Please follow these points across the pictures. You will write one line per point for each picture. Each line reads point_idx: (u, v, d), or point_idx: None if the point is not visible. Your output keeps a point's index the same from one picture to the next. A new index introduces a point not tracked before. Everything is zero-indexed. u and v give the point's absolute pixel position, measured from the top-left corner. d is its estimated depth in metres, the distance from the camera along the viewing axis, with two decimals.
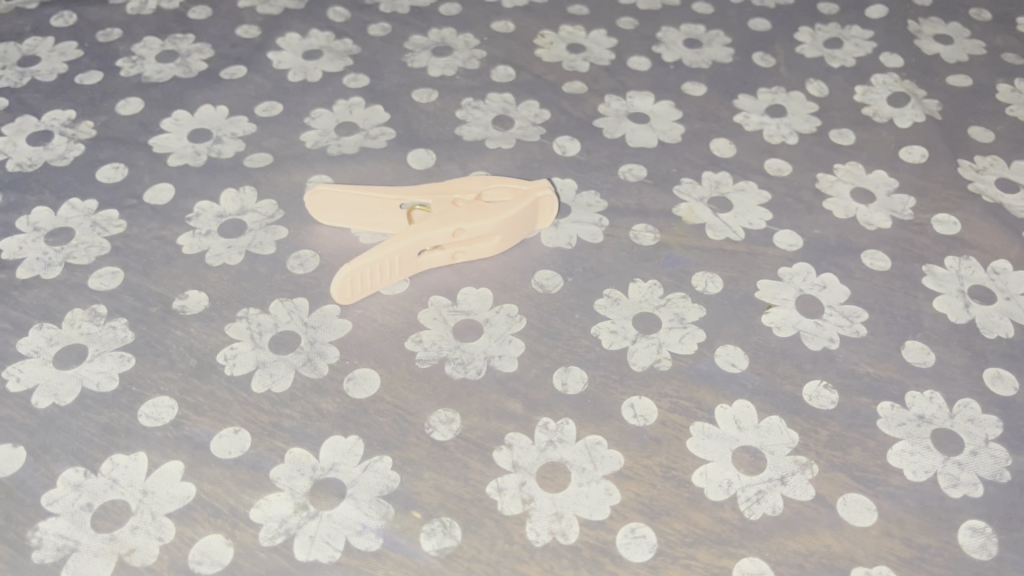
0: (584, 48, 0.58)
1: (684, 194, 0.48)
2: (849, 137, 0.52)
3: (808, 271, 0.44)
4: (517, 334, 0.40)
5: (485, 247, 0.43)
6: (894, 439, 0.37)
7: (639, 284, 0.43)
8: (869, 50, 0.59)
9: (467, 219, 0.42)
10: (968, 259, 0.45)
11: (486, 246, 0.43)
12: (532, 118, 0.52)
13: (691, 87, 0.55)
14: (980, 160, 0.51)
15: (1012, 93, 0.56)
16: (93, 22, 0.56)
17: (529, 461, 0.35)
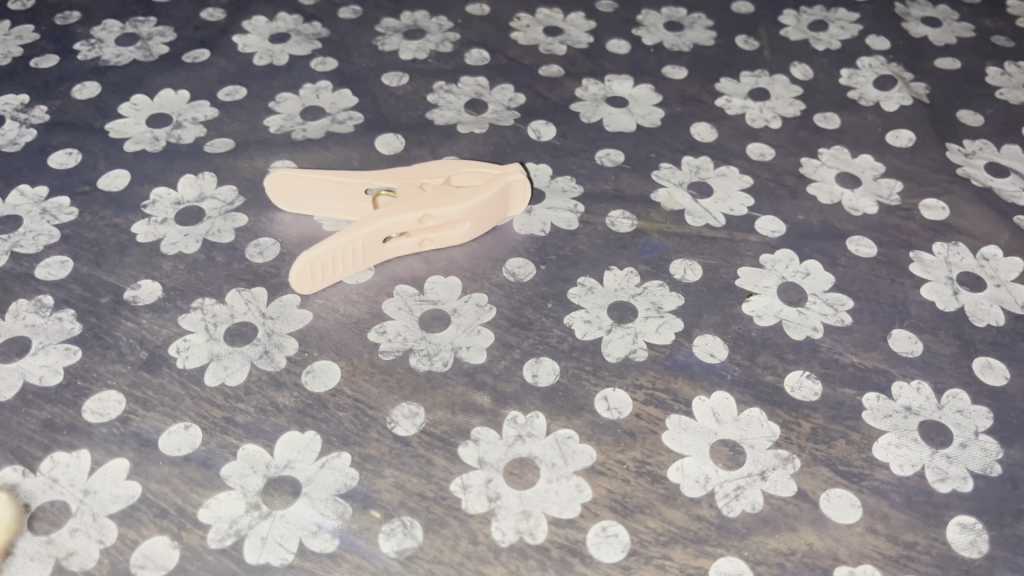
0: (561, 31, 0.56)
1: (663, 179, 0.46)
2: (834, 121, 0.51)
3: (791, 258, 0.42)
4: (486, 325, 0.38)
5: (454, 234, 0.41)
6: (880, 432, 0.36)
7: (615, 272, 0.41)
8: (855, 32, 0.57)
9: (435, 205, 0.40)
10: (956, 245, 0.44)
11: (455, 232, 0.41)
12: (506, 103, 0.50)
13: (672, 70, 0.53)
14: (970, 144, 0.50)
15: (1002, 76, 0.54)
16: (51, 5, 0.54)
17: (497, 457, 0.34)
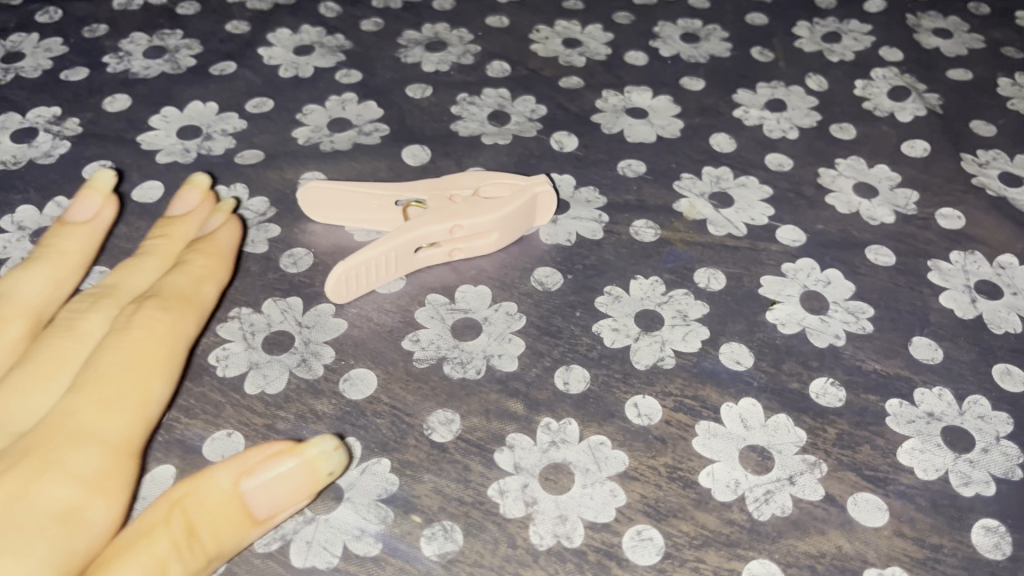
0: (580, 43, 0.57)
1: (684, 189, 0.47)
2: (850, 131, 0.52)
3: (812, 267, 0.43)
4: (516, 333, 0.39)
5: (483, 244, 0.42)
6: (904, 438, 0.37)
7: (640, 281, 0.42)
8: (868, 44, 0.58)
9: (464, 216, 0.41)
10: (973, 254, 0.45)
11: (484, 242, 0.42)
12: (528, 114, 0.51)
13: (689, 82, 0.54)
14: (983, 154, 0.51)
15: (1013, 87, 0.55)
16: (78, 18, 0.55)
17: (532, 463, 0.35)
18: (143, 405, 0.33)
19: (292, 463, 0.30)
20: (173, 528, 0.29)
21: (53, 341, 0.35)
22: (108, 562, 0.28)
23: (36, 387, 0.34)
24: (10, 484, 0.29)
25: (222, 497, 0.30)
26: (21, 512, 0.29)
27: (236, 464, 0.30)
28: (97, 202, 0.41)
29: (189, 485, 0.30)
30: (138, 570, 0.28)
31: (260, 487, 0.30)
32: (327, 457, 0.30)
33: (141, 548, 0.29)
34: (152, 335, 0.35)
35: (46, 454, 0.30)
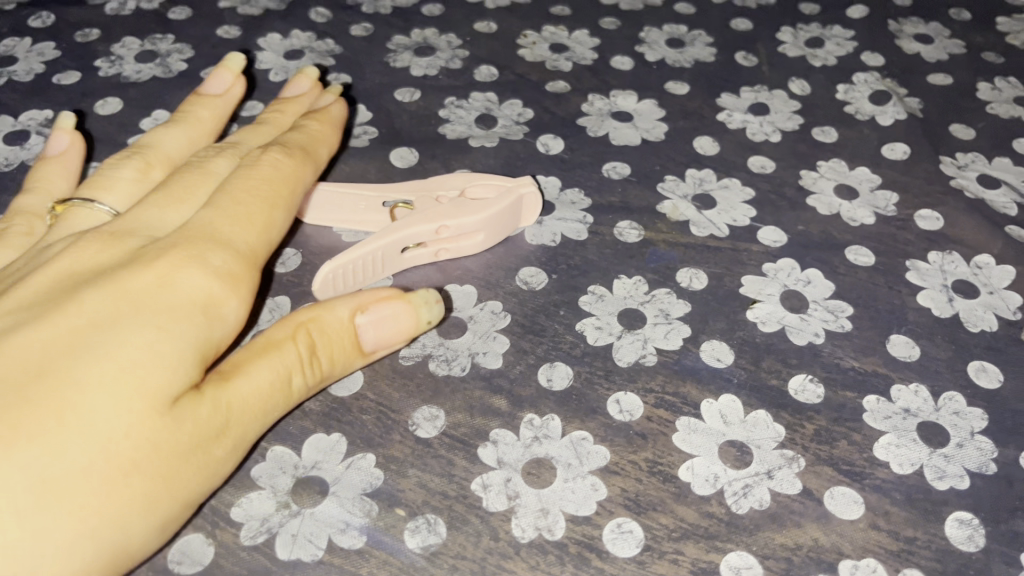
0: (567, 48, 0.58)
1: (668, 192, 0.48)
2: (831, 135, 0.52)
3: (793, 267, 0.44)
4: (501, 331, 0.40)
5: (469, 245, 0.43)
6: (881, 433, 0.37)
7: (624, 281, 0.43)
8: (850, 49, 0.59)
9: (451, 216, 0.42)
10: (951, 254, 0.46)
11: (470, 243, 0.43)
12: (515, 117, 0.52)
13: (674, 86, 0.55)
14: (962, 157, 0.51)
15: (992, 91, 0.56)
16: (70, 22, 0.55)
17: (515, 458, 0.35)
18: (268, 230, 0.35)
19: (401, 307, 0.34)
20: (296, 345, 0.33)
21: (183, 176, 0.39)
22: (242, 361, 0.32)
23: (170, 206, 0.37)
24: (159, 267, 0.32)
25: (342, 328, 0.34)
26: (170, 292, 0.31)
27: (354, 300, 0.34)
28: (228, 78, 0.46)
29: (312, 311, 0.34)
30: (269, 374, 0.32)
31: (372, 324, 0.34)
32: (428, 307, 0.34)
33: (270, 360, 0.32)
34: (275, 173, 0.37)
35: (192, 248, 0.33)
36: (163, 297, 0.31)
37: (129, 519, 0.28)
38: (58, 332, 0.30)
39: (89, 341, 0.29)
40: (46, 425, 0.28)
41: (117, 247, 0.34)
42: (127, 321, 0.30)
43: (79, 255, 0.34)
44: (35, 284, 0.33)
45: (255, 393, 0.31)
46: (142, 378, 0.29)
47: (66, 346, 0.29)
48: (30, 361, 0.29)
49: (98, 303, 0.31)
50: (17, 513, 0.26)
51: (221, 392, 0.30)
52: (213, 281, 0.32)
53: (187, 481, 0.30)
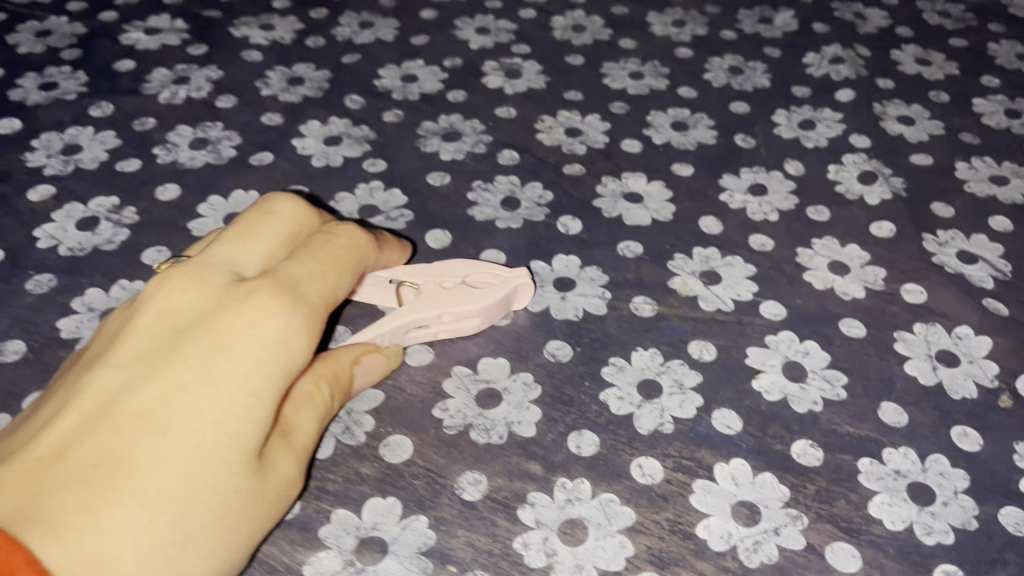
0: (581, 132, 0.63)
1: (677, 269, 0.53)
2: (824, 214, 0.58)
3: (792, 339, 0.49)
4: (534, 401, 0.44)
5: (466, 327, 0.47)
6: (874, 492, 0.42)
7: (641, 353, 0.47)
8: (839, 131, 0.65)
9: (454, 303, 0.47)
10: (934, 326, 0.50)
11: (467, 326, 0.47)
12: (536, 199, 0.57)
13: (680, 168, 0.61)
14: (943, 234, 0.57)
15: (969, 171, 0.62)
16: (127, 111, 0.61)
17: (551, 518, 0.40)
18: (337, 288, 0.42)
19: (383, 360, 0.44)
20: (322, 392, 0.41)
21: (251, 223, 0.44)
22: (292, 412, 0.39)
23: (245, 248, 0.42)
24: (245, 319, 0.37)
25: (347, 375, 0.42)
26: (261, 350, 0.37)
27: (352, 353, 0.43)
28: None
29: (325, 364, 0.41)
30: (312, 421, 0.40)
31: (364, 373, 0.43)
32: (394, 358, 0.45)
33: (313, 411, 0.40)
34: (348, 244, 0.44)
35: (276, 303, 0.38)
36: (255, 350, 0.37)
37: (238, 553, 0.36)
38: (170, 388, 0.35)
39: (199, 399, 0.35)
40: (180, 482, 0.34)
41: (208, 288, 0.39)
42: (231, 382, 0.36)
43: (171, 302, 0.39)
44: (136, 335, 0.38)
45: (306, 437, 0.39)
46: (245, 436, 0.36)
47: (180, 403, 0.35)
48: (153, 419, 0.35)
49: (201, 359, 0.36)
50: (168, 557, 0.33)
51: (289, 445, 0.38)
52: (294, 337, 0.38)
53: (271, 517, 0.37)
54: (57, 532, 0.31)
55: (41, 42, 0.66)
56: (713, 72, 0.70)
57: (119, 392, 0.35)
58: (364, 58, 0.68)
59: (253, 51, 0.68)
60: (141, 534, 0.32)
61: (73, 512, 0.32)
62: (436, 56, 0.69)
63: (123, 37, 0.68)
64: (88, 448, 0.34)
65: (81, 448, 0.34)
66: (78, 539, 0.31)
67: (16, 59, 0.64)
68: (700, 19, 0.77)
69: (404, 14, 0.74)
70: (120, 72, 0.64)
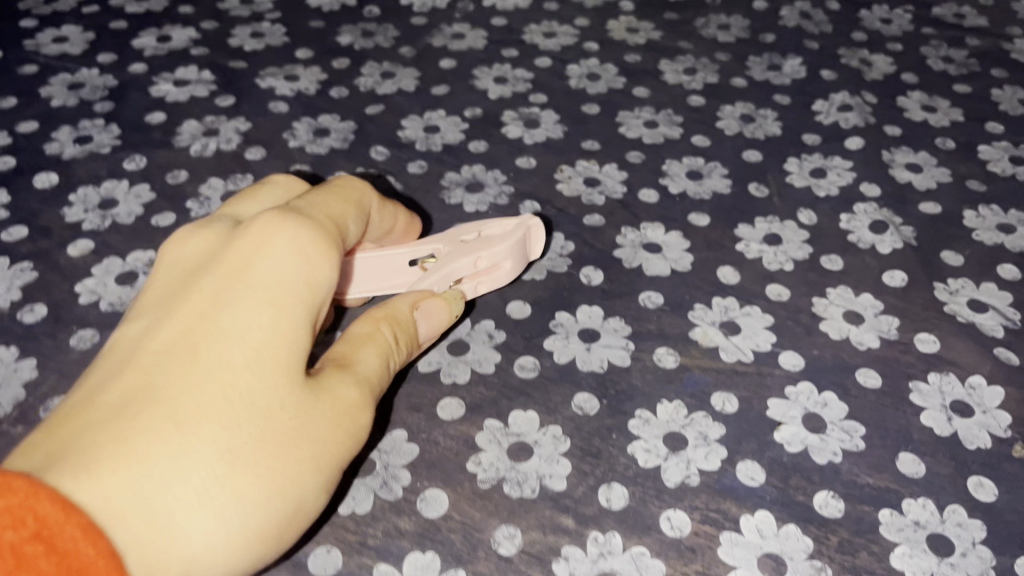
0: (599, 182, 0.65)
1: (697, 319, 0.55)
2: (837, 262, 0.59)
3: (811, 390, 0.51)
4: (564, 454, 0.46)
5: (499, 274, 0.54)
6: (895, 544, 0.43)
7: (666, 405, 0.49)
8: (850, 180, 0.67)
9: (483, 250, 0.52)
10: (948, 375, 0.52)
11: (500, 272, 0.54)
12: (559, 250, 0.59)
13: (696, 218, 0.62)
14: (953, 282, 0.58)
15: (976, 218, 0.64)
16: (160, 164, 0.62)
17: (585, 571, 0.41)
18: (342, 216, 0.45)
19: (440, 301, 0.48)
20: (383, 333, 0.44)
21: (254, 192, 0.48)
22: (355, 352, 0.43)
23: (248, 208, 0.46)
24: (252, 241, 0.41)
25: (408, 316, 0.46)
26: (273, 265, 0.40)
27: (410, 300, 0.47)
28: None
29: (382, 311, 0.45)
30: (375, 358, 0.43)
31: (425, 316, 0.47)
32: (454, 303, 0.49)
33: (368, 348, 0.43)
34: (343, 186, 0.48)
35: (284, 221, 0.41)
36: (268, 267, 0.40)
37: (304, 476, 0.38)
38: (192, 323, 0.39)
39: (219, 323, 0.38)
40: (215, 404, 0.36)
41: (221, 235, 0.43)
42: (248, 301, 0.39)
43: (190, 255, 0.43)
44: (164, 290, 0.42)
45: (369, 369, 0.42)
46: (273, 351, 0.38)
47: (204, 332, 0.38)
48: (180, 351, 0.38)
49: (215, 289, 0.39)
50: (217, 476, 0.35)
51: (348, 374, 0.41)
52: (305, 245, 0.41)
53: (337, 436, 0.39)
54: (89, 468, 0.34)
55: (73, 94, 0.68)
56: (726, 120, 0.72)
57: (149, 337, 0.39)
58: (387, 109, 0.70)
59: (280, 102, 0.70)
60: (180, 455, 0.35)
61: (112, 444, 0.35)
62: (457, 106, 0.71)
63: (153, 88, 0.70)
64: (119, 393, 0.37)
65: (112, 395, 0.37)
66: (115, 470, 0.34)
67: (50, 111, 0.66)
68: (711, 67, 0.79)
69: (425, 64, 0.76)
70: (151, 125, 0.66)
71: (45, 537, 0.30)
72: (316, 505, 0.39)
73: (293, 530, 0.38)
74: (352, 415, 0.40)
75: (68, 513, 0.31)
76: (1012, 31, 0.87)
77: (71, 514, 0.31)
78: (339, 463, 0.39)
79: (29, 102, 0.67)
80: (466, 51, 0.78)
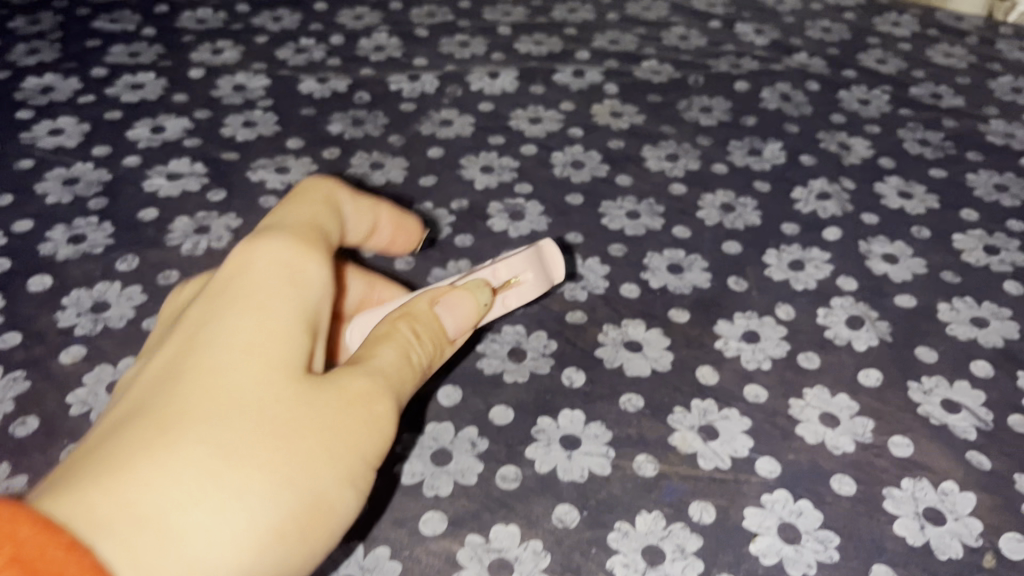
0: (582, 277, 0.67)
1: (677, 422, 0.56)
2: (814, 361, 0.61)
3: (787, 497, 0.52)
4: (544, 571, 0.47)
5: (527, 285, 0.55)
6: None
7: (645, 516, 0.50)
8: (827, 272, 0.68)
9: (499, 260, 0.55)
10: (922, 480, 0.53)
11: (527, 283, 0.55)
12: (541, 349, 0.60)
13: (676, 313, 0.64)
14: (927, 381, 0.60)
15: (950, 312, 0.65)
16: (152, 263, 0.64)
17: None
18: (320, 220, 0.49)
19: (460, 291, 0.50)
20: (400, 330, 0.47)
21: None
22: (372, 349, 0.45)
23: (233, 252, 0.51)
24: (231, 267, 0.44)
25: (428, 312, 0.49)
26: (253, 276, 0.44)
27: (429, 298, 0.50)
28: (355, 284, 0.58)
29: (400, 311, 0.49)
30: (393, 350, 0.46)
31: (446, 309, 0.49)
32: (478, 291, 0.51)
33: (383, 345, 0.46)
34: (318, 191, 0.52)
35: (261, 238, 0.46)
36: (249, 279, 0.43)
37: (315, 467, 0.39)
38: (182, 346, 0.42)
39: (207, 338, 0.42)
40: (207, 410, 0.39)
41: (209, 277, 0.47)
42: (233, 313, 0.42)
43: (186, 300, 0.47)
44: (164, 334, 0.46)
45: (386, 361, 0.45)
46: (262, 352, 0.41)
47: (193, 352, 0.41)
48: (172, 372, 0.41)
49: (201, 312, 0.43)
50: (216, 472, 0.37)
51: (363, 368, 0.44)
52: (282, 253, 0.45)
53: (349, 423, 0.41)
54: (81, 487, 0.36)
55: (68, 190, 0.70)
56: (706, 209, 0.74)
57: (146, 372, 0.42)
58: None
59: (270, 196, 0.71)
60: (174, 460, 0.37)
61: (106, 460, 0.37)
62: (444, 198, 0.73)
63: (146, 182, 0.72)
64: (118, 422, 0.40)
65: (111, 425, 0.40)
66: (104, 485, 0.36)
67: (44, 209, 0.68)
68: (693, 152, 0.81)
69: (413, 153, 0.78)
70: (144, 221, 0.68)
71: (23, 559, 0.29)
72: (337, 494, 0.40)
73: (316, 523, 0.39)
74: (362, 403, 0.42)
75: (49, 534, 0.30)
76: (988, 112, 0.89)
77: (52, 534, 0.30)
78: (353, 450, 0.41)
79: (25, 199, 0.69)
80: (453, 138, 0.80)
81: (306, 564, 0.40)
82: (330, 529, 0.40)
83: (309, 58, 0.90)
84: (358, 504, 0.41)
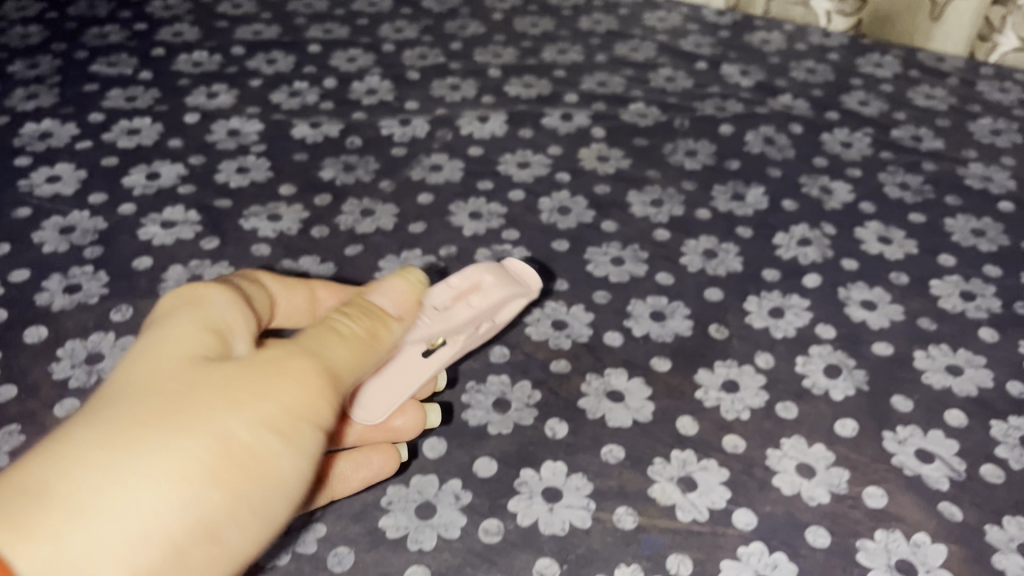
0: (566, 325, 0.68)
1: (657, 474, 0.57)
2: (792, 410, 0.62)
3: (763, 550, 0.53)
4: None
5: (484, 286, 0.59)
6: None
7: (624, 569, 0.52)
8: (807, 320, 0.70)
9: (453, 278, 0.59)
10: (894, 532, 0.55)
11: (481, 282, 0.59)
12: (525, 400, 0.62)
13: (658, 362, 0.65)
14: (902, 430, 0.61)
15: (926, 359, 0.67)
16: (145, 313, 0.65)
17: None
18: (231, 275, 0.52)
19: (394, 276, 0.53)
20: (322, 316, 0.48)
21: None
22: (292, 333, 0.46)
23: None
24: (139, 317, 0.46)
25: (359, 300, 0.50)
26: (157, 313, 0.45)
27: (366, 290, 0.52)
28: None
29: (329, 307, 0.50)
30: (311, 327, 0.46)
31: (382, 293, 0.51)
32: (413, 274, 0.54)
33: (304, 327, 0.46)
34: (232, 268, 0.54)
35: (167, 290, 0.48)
36: (153, 317, 0.45)
37: (221, 417, 0.39)
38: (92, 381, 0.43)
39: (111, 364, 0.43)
40: (104, 400, 0.39)
41: None
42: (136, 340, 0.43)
43: None
44: None
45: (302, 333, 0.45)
46: (161, 348, 0.42)
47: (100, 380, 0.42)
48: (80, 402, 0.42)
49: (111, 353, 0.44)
50: (111, 440, 0.37)
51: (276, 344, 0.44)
52: (182, 289, 0.46)
53: (258, 379, 0.41)
54: None
55: (64, 239, 0.72)
56: (689, 256, 0.76)
57: None
58: (366, 248, 0.74)
59: (262, 244, 0.73)
60: (65, 442, 0.37)
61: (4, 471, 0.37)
62: (432, 245, 0.75)
63: (141, 230, 0.73)
64: None
65: None
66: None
67: (40, 258, 0.69)
68: (677, 197, 0.83)
69: (402, 199, 0.79)
70: (138, 270, 0.69)
71: None
72: (256, 440, 0.39)
73: (234, 469, 0.38)
74: (272, 363, 0.42)
75: None
76: (967, 154, 0.91)
77: None
78: (264, 397, 0.40)
79: (22, 249, 0.70)
80: (443, 183, 0.82)
81: (241, 512, 0.39)
82: (255, 477, 0.39)
83: (303, 102, 0.92)
84: (289, 451, 0.40)
